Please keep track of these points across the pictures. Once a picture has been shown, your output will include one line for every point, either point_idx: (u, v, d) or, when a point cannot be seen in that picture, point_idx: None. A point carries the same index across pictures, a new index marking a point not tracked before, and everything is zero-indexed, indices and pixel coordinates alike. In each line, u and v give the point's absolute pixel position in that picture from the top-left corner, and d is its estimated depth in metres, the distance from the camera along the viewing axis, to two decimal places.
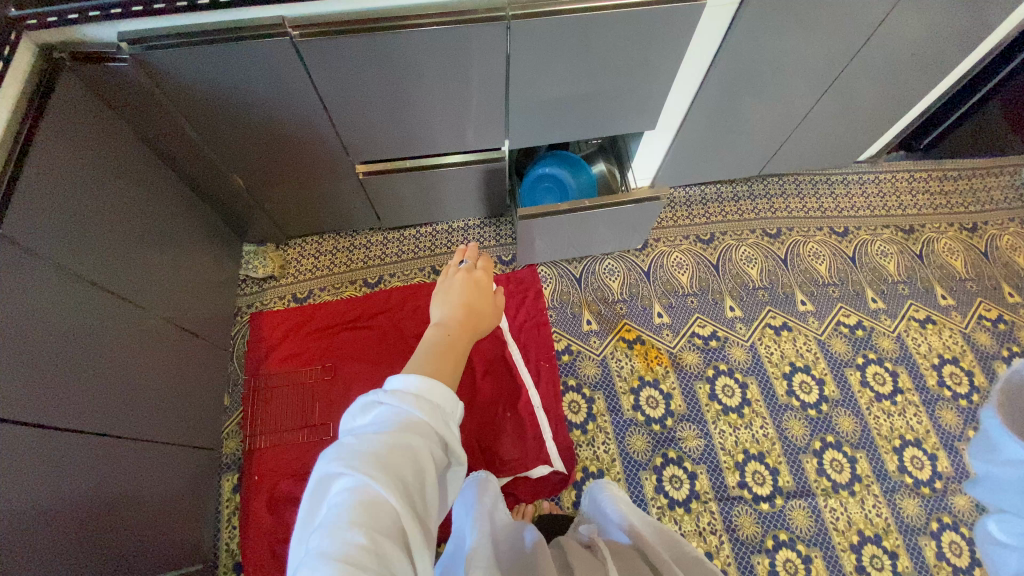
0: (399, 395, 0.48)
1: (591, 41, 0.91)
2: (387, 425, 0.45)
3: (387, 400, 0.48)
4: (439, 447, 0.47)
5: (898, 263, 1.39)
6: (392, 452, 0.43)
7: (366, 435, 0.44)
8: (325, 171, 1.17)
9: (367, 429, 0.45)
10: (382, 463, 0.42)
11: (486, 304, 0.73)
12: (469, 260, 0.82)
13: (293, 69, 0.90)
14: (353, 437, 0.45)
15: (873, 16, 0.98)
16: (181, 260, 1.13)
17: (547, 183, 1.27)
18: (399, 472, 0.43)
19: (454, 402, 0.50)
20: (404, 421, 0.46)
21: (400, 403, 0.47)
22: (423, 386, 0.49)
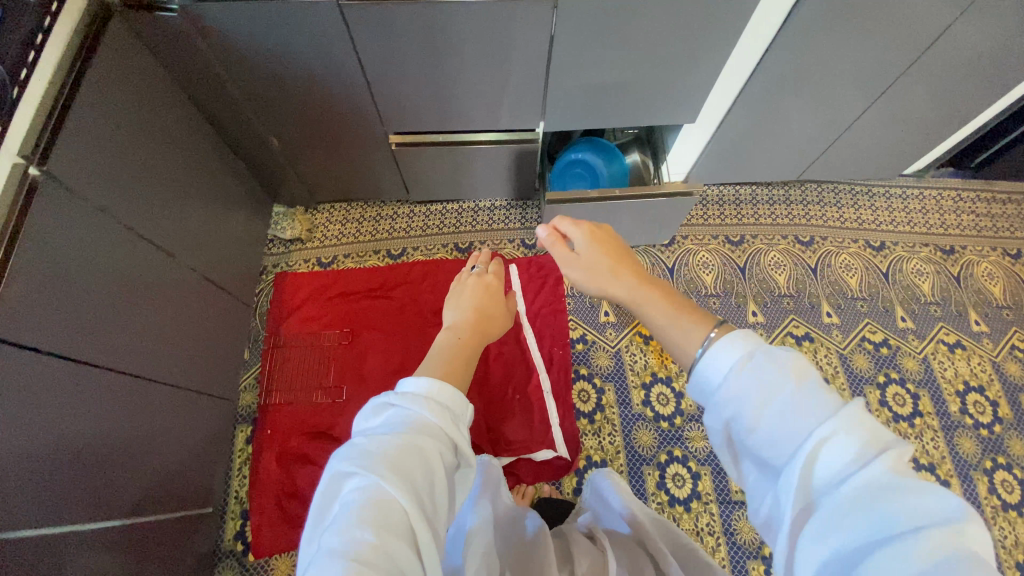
0: (409, 398, 0.50)
1: (638, 26, 0.89)
2: (399, 426, 0.48)
3: (399, 402, 0.51)
4: (449, 448, 0.49)
5: (933, 284, 1.34)
6: (401, 453, 0.45)
7: (377, 436, 0.47)
8: (358, 138, 1.18)
9: (379, 430, 0.48)
10: (392, 464, 0.44)
11: (497, 308, 0.82)
12: (481, 266, 0.91)
13: (335, 32, 0.90)
14: (365, 437, 0.47)
15: (937, 22, 0.94)
16: (213, 214, 1.15)
17: (578, 169, 1.25)
18: (409, 472, 0.45)
19: (462, 404, 0.53)
20: (414, 423, 0.48)
21: (411, 404, 0.50)
22: (433, 388, 0.52)
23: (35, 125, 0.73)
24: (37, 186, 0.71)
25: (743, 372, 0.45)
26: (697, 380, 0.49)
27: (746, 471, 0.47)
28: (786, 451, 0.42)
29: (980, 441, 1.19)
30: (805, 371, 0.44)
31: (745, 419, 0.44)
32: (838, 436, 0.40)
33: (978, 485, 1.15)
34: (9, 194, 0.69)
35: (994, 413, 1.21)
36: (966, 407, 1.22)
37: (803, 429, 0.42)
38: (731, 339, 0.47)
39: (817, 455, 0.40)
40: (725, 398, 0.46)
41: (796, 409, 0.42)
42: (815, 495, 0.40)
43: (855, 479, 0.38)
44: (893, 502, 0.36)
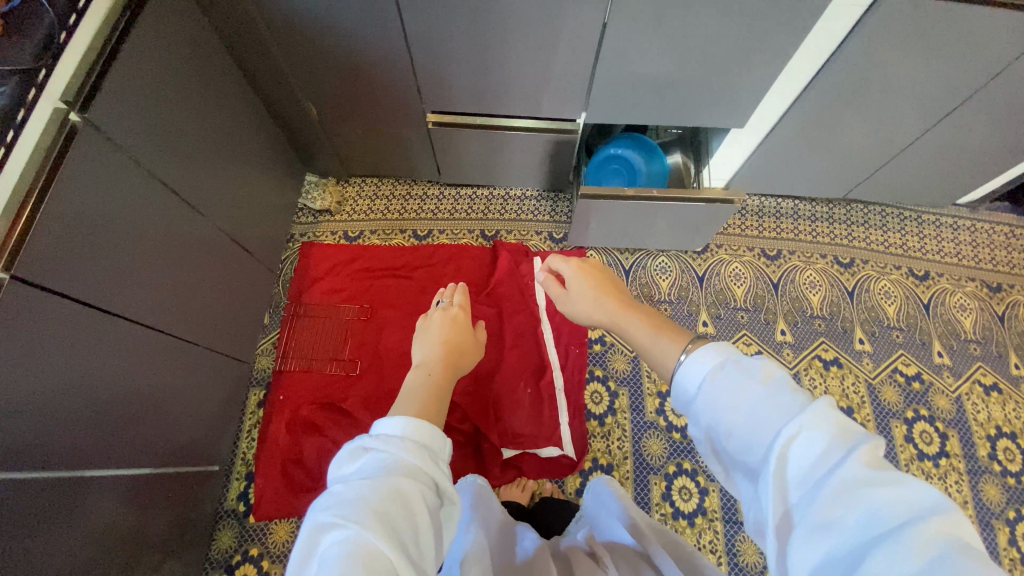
0: (385, 441, 0.52)
1: (696, 22, 0.85)
2: (377, 471, 0.49)
3: (375, 446, 0.52)
4: (430, 489, 0.50)
5: (976, 321, 1.28)
6: (382, 500, 0.46)
7: (355, 483, 0.47)
8: (396, 114, 1.16)
9: (357, 477, 0.48)
10: (371, 509, 0.45)
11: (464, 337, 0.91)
12: (446, 299, 1.01)
13: (382, 3, 0.88)
14: (343, 485, 0.48)
15: (1017, 45, 0.87)
16: (246, 175, 1.15)
17: (615, 165, 1.21)
18: (390, 519, 0.45)
19: (439, 441, 0.55)
20: (393, 467, 0.49)
21: (388, 447, 0.51)
22: (408, 428, 0.54)
23: (79, 70, 0.73)
24: (76, 132, 0.72)
25: (716, 377, 0.49)
26: (679, 390, 0.53)
27: (738, 483, 0.48)
28: (761, 451, 0.44)
29: (1006, 490, 1.13)
30: (773, 374, 0.47)
31: (723, 422, 0.47)
32: (805, 432, 0.41)
33: (999, 535, 1.10)
34: (49, 137, 0.70)
35: None
36: (996, 453, 1.16)
37: (773, 428, 0.43)
38: (704, 351, 0.51)
39: (789, 451, 0.41)
40: (703, 403, 0.49)
41: (764, 407, 0.45)
42: (795, 492, 0.40)
43: (829, 472, 0.39)
44: (869, 493, 0.36)
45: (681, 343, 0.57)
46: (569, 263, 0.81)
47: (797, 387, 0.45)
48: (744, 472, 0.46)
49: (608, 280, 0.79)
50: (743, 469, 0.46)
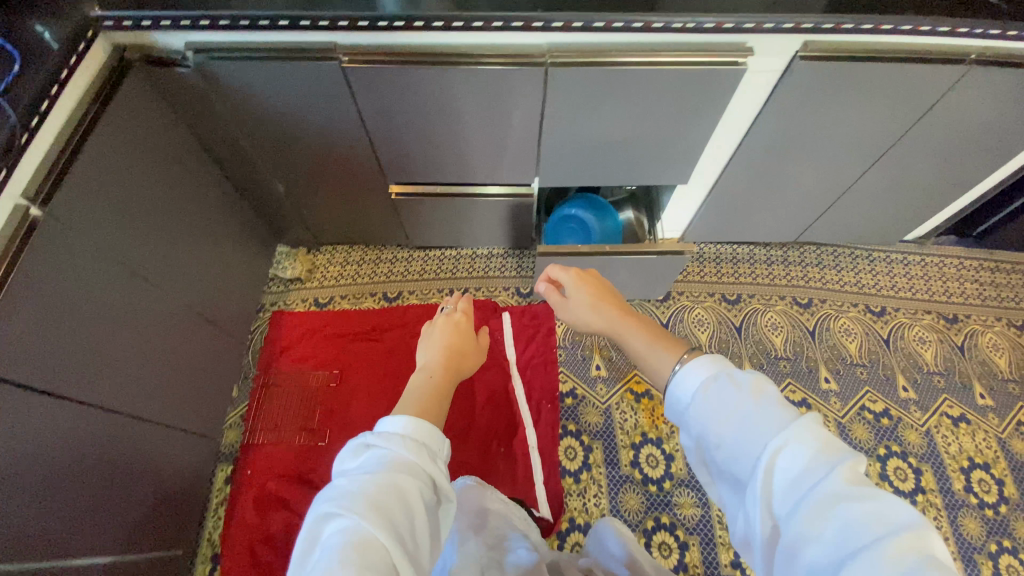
0: (387, 438, 0.54)
1: (627, 92, 0.92)
2: (377, 469, 0.51)
3: (378, 441, 0.54)
4: (428, 486, 0.53)
5: (936, 353, 1.30)
6: (380, 498, 0.49)
7: (358, 477, 0.50)
8: (359, 185, 1.21)
9: (360, 471, 0.51)
10: (371, 504, 0.48)
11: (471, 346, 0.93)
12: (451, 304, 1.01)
13: (337, 90, 0.94)
14: (346, 479, 0.50)
15: (926, 98, 0.94)
16: (215, 251, 1.18)
17: (572, 224, 1.25)
18: (386, 517, 0.48)
19: (439, 441, 0.57)
20: (393, 463, 0.52)
21: (389, 444, 0.54)
22: (411, 424, 0.56)
23: (43, 169, 0.77)
24: (36, 225, 0.75)
25: (709, 390, 0.51)
26: (671, 400, 0.55)
27: (724, 490, 0.50)
28: (750, 463, 0.46)
29: (985, 523, 1.12)
30: (762, 387, 0.49)
31: (714, 434, 0.49)
32: (793, 446, 0.44)
33: (983, 571, 1.08)
34: (8, 233, 0.72)
35: (1000, 493, 1.15)
36: (971, 485, 1.16)
37: (760, 441, 0.46)
38: (695, 362, 0.53)
39: (777, 463, 0.44)
40: (695, 415, 0.51)
41: (753, 421, 0.47)
42: (782, 504, 0.43)
43: (812, 486, 0.42)
44: (850, 507, 0.39)
45: (674, 352, 0.60)
46: (569, 272, 0.85)
47: (784, 400, 0.48)
48: (731, 484, 0.49)
49: (607, 290, 0.83)
50: (732, 479, 0.48)
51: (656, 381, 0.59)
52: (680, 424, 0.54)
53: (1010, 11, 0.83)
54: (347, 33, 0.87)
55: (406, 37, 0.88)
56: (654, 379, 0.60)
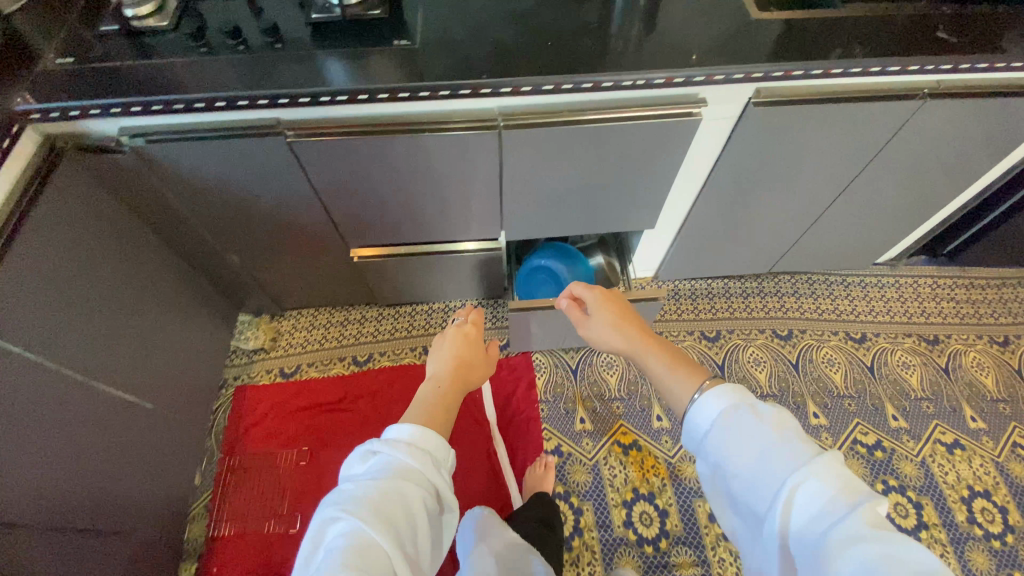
0: (392, 446, 0.60)
1: (584, 146, 0.90)
2: (382, 473, 0.57)
3: (382, 449, 0.60)
4: (426, 491, 0.58)
5: (922, 377, 1.28)
6: (383, 498, 0.55)
7: (363, 483, 0.56)
8: (319, 250, 1.16)
9: (365, 477, 0.57)
10: (373, 508, 0.53)
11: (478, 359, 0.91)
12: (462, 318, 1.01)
13: (285, 163, 0.90)
14: (353, 484, 0.56)
15: (883, 132, 0.94)
16: (169, 333, 1.12)
17: (543, 275, 1.21)
18: (388, 515, 0.53)
19: (439, 449, 0.62)
20: (396, 468, 0.57)
21: (392, 451, 0.59)
22: (415, 434, 0.62)
23: None
24: None
25: (729, 419, 0.53)
26: (689, 428, 0.57)
27: (741, 522, 0.52)
28: (769, 497, 0.48)
29: (994, 556, 1.08)
30: (784, 424, 0.51)
31: (731, 464, 0.51)
32: (811, 483, 0.46)
33: None
34: None
35: (1004, 522, 1.12)
36: (974, 515, 1.12)
37: (779, 475, 0.48)
38: (719, 393, 0.56)
39: (795, 497, 0.46)
40: (713, 444, 0.54)
41: (772, 455, 0.49)
42: (799, 537, 0.45)
43: (831, 523, 0.44)
44: (867, 546, 0.41)
45: (696, 380, 0.60)
46: (593, 291, 0.83)
47: (806, 439, 0.50)
48: (747, 515, 0.51)
49: (628, 312, 0.81)
50: (748, 510, 0.51)
51: (674, 407, 0.61)
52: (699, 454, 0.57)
53: (960, 46, 0.83)
54: (289, 108, 0.83)
55: (352, 109, 0.85)
56: (671, 397, 0.62)
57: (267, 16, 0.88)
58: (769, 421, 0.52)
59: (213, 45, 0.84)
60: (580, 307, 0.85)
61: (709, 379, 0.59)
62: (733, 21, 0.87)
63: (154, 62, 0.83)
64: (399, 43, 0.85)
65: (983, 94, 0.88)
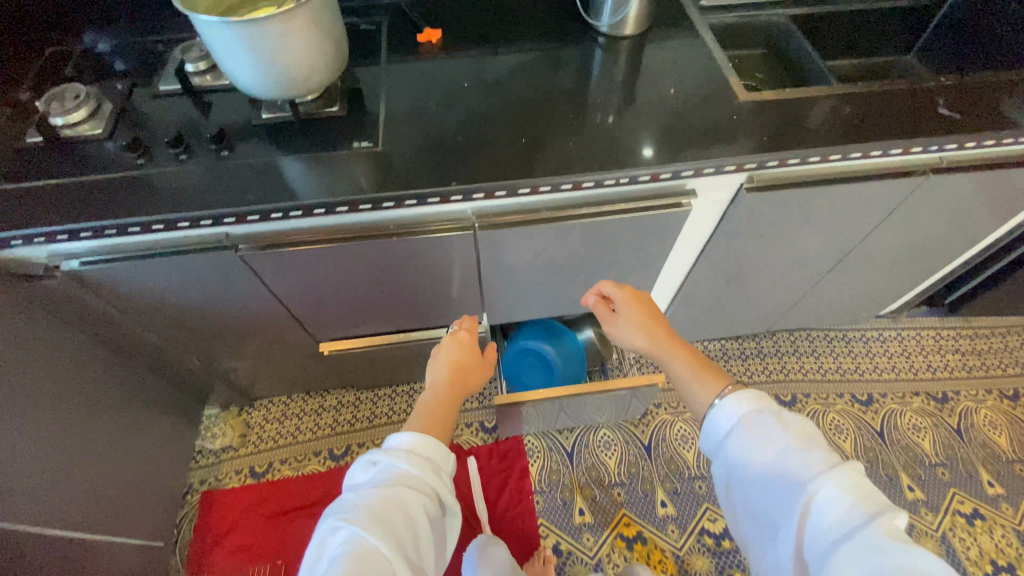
0: (391, 454, 0.61)
1: (566, 238, 0.83)
2: (382, 481, 0.59)
3: (382, 458, 0.61)
4: (425, 495, 0.59)
5: (934, 441, 1.22)
6: (382, 504, 0.56)
7: (364, 491, 0.57)
8: (289, 345, 1.08)
9: (366, 485, 0.59)
10: (372, 515, 0.55)
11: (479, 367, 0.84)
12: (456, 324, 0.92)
13: (241, 274, 0.83)
14: (354, 492, 0.58)
15: (884, 208, 0.89)
16: (128, 449, 1.02)
17: (531, 356, 1.13)
18: (387, 522, 0.55)
19: (439, 455, 0.63)
20: (395, 475, 0.59)
21: (392, 458, 0.61)
22: (416, 441, 0.63)
23: None
24: None
25: (751, 422, 0.54)
26: (706, 430, 0.58)
27: (752, 528, 0.52)
28: (787, 502, 0.48)
29: None
30: (805, 432, 0.52)
31: (749, 468, 0.52)
32: (832, 490, 0.46)
33: None
34: None
35: None
36: None
37: (798, 481, 0.48)
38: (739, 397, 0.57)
39: (813, 502, 0.46)
40: (734, 447, 0.54)
41: (791, 460, 0.50)
42: (812, 546, 0.46)
43: (848, 530, 0.44)
44: (883, 556, 0.41)
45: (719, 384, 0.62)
46: (622, 290, 0.76)
47: (827, 447, 0.50)
48: (760, 523, 0.51)
49: (658, 311, 0.77)
50: (761, 517, 0.51)
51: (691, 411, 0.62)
52: (715, 458, 0.58)
53: (961, 123, 0.78)
54: (238, 224, 0.75)
55: (309, 221, 0.77)
56: (690, 401, 0.63)
57: (212, 118, 0.80)
58: (793, 428, 0.53)
59: (151, 156, 0.76)
60: (606, 304, 0.78)
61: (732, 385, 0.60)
62: (717, 104, 0.82)
63: (84, 179, 0.74)
64: (359, 144, 0.78)
65: (989, 167, 0.83)
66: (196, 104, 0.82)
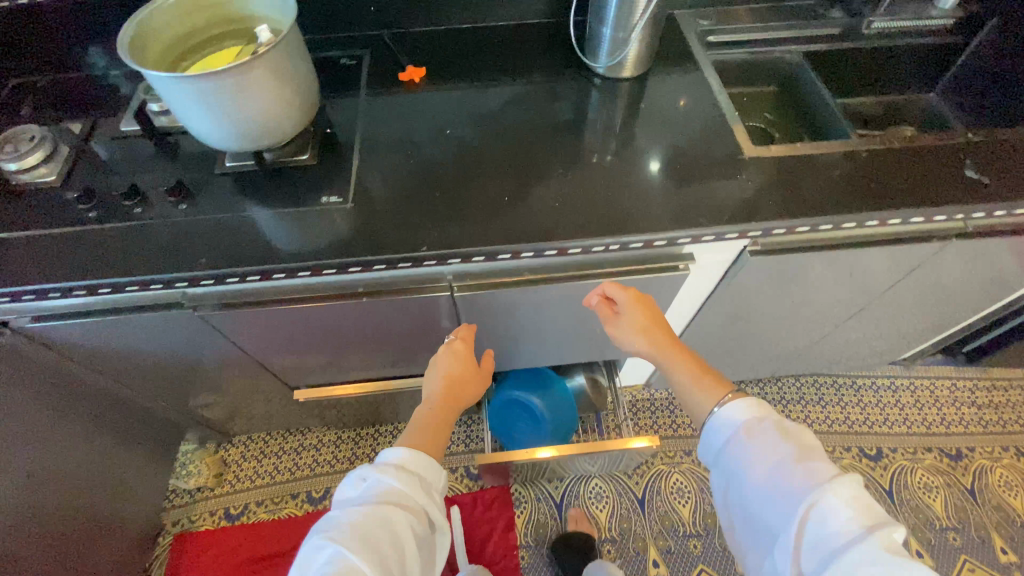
0: (382, 470, 0.61)
1: (553, 299, 0.77)
2: (370, 499, 0.58)
3: (372, 475, 0.61)
4: (415, 514, 0.59)
5: (946, 502, 1.14)
6: (369, 523, 0.55)
7: (353, 509, 0.57)
8: (265, 388, 1.03)
9: (355, 502, 0.58)
10: (359, 533, 0.54)
11: (475, 377, 0.77)
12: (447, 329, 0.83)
13: (204, 330, 0.77)
14: (342, 510, 0.58)
15: (901, 270, 0.82)
16: (94, 495, 0.97)
17: (517, 408, 1.05)
18: (373, 543, 0.54)
19: (431, 471, 0.63)
20: (384, 493, 0.59)
21: (382, 475, 0.60)
22: (408, 457, 0.63)
23: None
24: None
25: (751, 431, 0.53)
26: (707, 439, 0.57)
27: (750, 537, 0.51)
28: (783, 514, 0.47)
29: None
30: (805, 443, 0.50)
31: (747, 479, 0.51)
32: (829, 503, 0.45)
33: None
34: None
35: None
36: None
37: (795, 492, 0.47)
38: (740, 406, 0.55)
39: (810, 515, 0.45)
40: (733, 455, 0.53)
41: (790, 471, 0.48)
42: (809, 558, 0.44)
43: (843, 546, 0.43)
44: (879, 574, 0.40)
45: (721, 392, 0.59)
46: (627, 293, 0.69)
47: (828, 460, 0.48)
48: (758, 533, 0.50)
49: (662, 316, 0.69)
50: (760, 527, 0.50)
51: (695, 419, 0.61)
52: (716, 465, 0.56)
53: (990, 188, 0.71)
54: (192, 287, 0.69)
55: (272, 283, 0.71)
56: (693, 411, 0.61)
57: (175, 166, 0.75)
58: (793, 439, 0.51)
59: (105, 209, 0.71)
60: (610, 306, 0.70)
61: (734, 394, 0.57)
62: (720, 159, 0.76)
63: (31, 232, 0.69)
64: (327, 200, 0.72)
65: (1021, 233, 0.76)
66: (159, 149, 0.77)
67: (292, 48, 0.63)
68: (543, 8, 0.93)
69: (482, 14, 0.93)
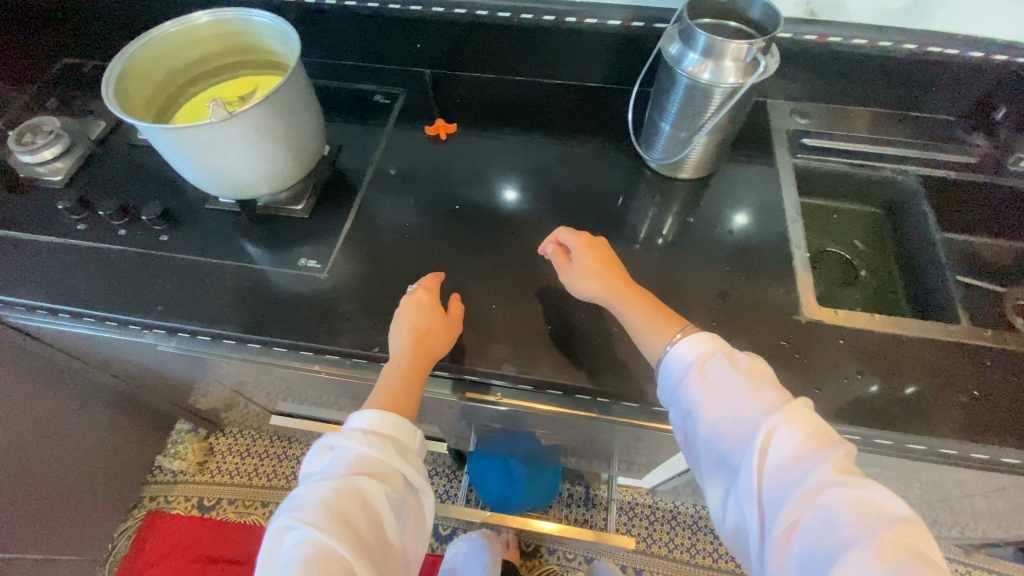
0: (349, 435, 0.51)
1: (532, 420, 0.67)
2: (339, 470, 0.49)
3: (338, 439, 0.51)
4: (393, 483, 0.50)
5: None
6: (338, 501, 0.47)
7: (319, 483, 0.48)
8: (250, 404, 1.01)
9: (322, 475, 0.49)
10: (328, 511, 0.46)
11: (445, 326, 0.59)
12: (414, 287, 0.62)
13: (172, 362, 0.74)
14: (307, 487, 0.49)
15: (983, 489, 0.64)
16: (78, 472, 1.00)
17: (490, 475, 0.95)
18: (345, 520, 0.46)
19: (410, 433, 0.53)
20: (355, 463, 0.49)
21: (349, 441, 0.51)
22: (376, 420, 0.52)
23: None
24: None
25: (703, 367, 0.47)
26: (660, 381, 0.51)
27: (706, 478, 0.47)
28: (740, 446, 0.43)
29: None
30: (757, 371, 0.46)
31: (703, 415, 0.46)
32: (782, 430, 0.41)
33: None
34: None
35: None
36: None
37: (750, 422, 0.43)
38: (691, 340, 0.50)
39: (767, 442, 0.41)
40: (686, 391, 0.47)
41: (744, 402, 0.44)
42: (769, 487, 0.40)
43: (802, 474, 0.39)
44: (838, 495, 0.37)
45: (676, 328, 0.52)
46: (578, 236, 0.61)
47: (778, 386, 0.45)
48: (715, 470, 0.45)
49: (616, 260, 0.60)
50: (715, 463, 0.45)
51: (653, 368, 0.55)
52: (668, 405, 0.51)
53: None
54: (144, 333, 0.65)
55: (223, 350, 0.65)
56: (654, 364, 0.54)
57: (174, 193, 0.72)
58: (743, 368, 0.46)
59: (95, 225, 0.69)
60: (564, 254, 0.61)
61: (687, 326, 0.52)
62: (766, 312, 0.62)
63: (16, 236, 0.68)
64: (305, 263, 0.66)
65: None
66: (167, 169, 0.74)
67: (289, 105, 0.57)
68: (610, 74, 0.81)
69: (540, 69, 0.82)
